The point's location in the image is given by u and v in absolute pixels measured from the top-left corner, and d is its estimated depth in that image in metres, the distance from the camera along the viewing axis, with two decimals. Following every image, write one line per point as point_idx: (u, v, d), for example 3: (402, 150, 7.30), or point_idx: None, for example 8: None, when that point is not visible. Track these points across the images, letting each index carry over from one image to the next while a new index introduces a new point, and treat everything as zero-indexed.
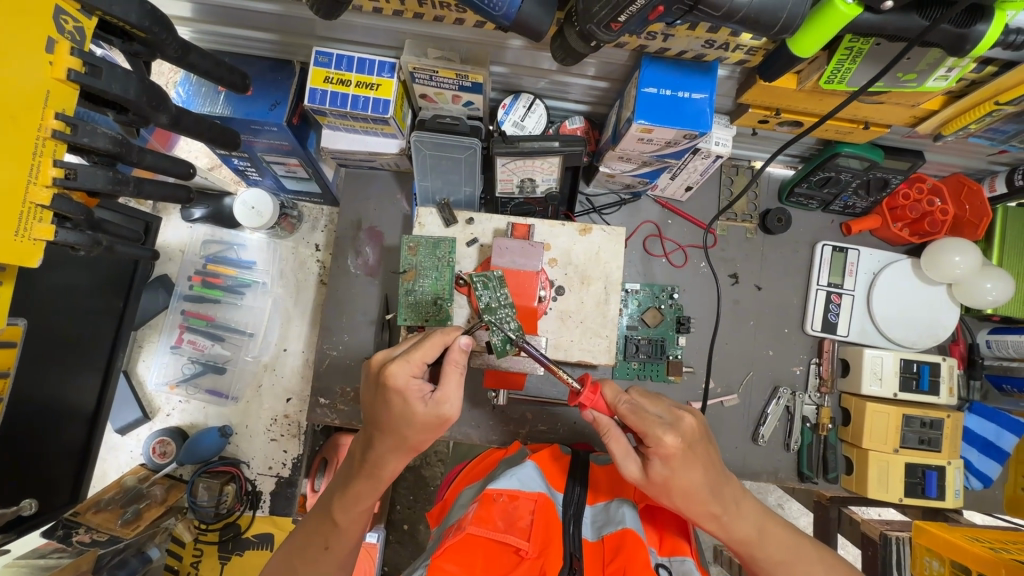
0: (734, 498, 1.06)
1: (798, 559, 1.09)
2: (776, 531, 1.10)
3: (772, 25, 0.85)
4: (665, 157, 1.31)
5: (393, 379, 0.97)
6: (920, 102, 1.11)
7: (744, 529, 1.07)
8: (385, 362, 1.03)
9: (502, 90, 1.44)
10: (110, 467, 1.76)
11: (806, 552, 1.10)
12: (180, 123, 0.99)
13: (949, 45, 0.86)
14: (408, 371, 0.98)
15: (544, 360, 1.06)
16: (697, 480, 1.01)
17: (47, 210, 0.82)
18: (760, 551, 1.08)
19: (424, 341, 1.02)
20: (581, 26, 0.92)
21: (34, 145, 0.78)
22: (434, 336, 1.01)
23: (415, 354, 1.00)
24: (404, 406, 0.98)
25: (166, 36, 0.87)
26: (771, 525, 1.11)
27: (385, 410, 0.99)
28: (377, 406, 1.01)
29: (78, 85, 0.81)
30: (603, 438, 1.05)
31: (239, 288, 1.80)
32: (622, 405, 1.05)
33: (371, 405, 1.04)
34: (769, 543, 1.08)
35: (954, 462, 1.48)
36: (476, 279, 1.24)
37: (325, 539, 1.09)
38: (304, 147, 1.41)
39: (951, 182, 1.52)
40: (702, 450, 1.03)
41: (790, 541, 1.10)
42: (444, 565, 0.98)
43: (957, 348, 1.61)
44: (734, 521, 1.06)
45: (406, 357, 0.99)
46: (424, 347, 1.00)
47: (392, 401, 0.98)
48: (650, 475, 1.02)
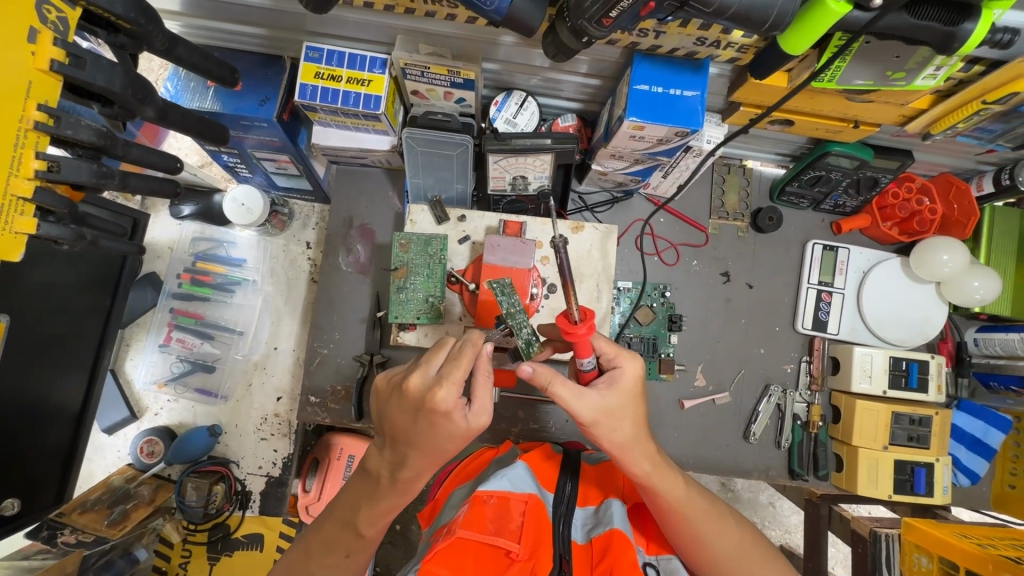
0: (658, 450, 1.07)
1: (722, 523, 1.08)
2: (707, 507, 1.08)
3: (763, 22, 0.85)
4: (657, 155, 1.31)
5: (442, 403, 0.89)
6: (909, 101, 1.12)
7: (673, 487, 1.05)
8: (422, 386, 0.92)
9: (494, 87, 1.43)
10: (98, 468, 1.74)
11: (725, 516, 1.10)
12: (166, 117, 0.98)
13: (937, 43, 0.86)
14: (454, 392, 0.89)
15: (567, 278, 0.92)
16: (632, 423, 1.01)
17: (29, 203, 0.81)
18: (690, 514, 1.05)
19: (457, 357, 0.92)
20: (573, 22, 0.91)
21: (16, 136, 0.77)
22: (469, 350, 0.92)
23: (454, 372, 0.91)
24: (447, 428, 0.91)
25: (153, 28, 0.86)
26: (704, 498, 1.10)
27: (429, 433, 0.92)
28: (417, 430, 0.92)
29: (62, 76, 0.80)
30: (548, 387, 0.96)
31: (229, 285, 1.78)
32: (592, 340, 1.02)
33: (401, 424, 0.94)
34: (695, 499, 1.07)
35: (942, 458, 1.50)
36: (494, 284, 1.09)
37: (347, 547, 1.04)
38: (295, 143, 1.40)
39: (940, 182, 1.53)
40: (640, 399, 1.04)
41: (710, 502, 1.10)
42: (435, 569, 0.97)
43: (946, 346, 1.62)
44: (666, 481, 1.05)
45: (448, 377, 0.90)
46: (462, 364, 0.91)
47: (438, 424, 0.90)
48: (598, 412, 0.98)
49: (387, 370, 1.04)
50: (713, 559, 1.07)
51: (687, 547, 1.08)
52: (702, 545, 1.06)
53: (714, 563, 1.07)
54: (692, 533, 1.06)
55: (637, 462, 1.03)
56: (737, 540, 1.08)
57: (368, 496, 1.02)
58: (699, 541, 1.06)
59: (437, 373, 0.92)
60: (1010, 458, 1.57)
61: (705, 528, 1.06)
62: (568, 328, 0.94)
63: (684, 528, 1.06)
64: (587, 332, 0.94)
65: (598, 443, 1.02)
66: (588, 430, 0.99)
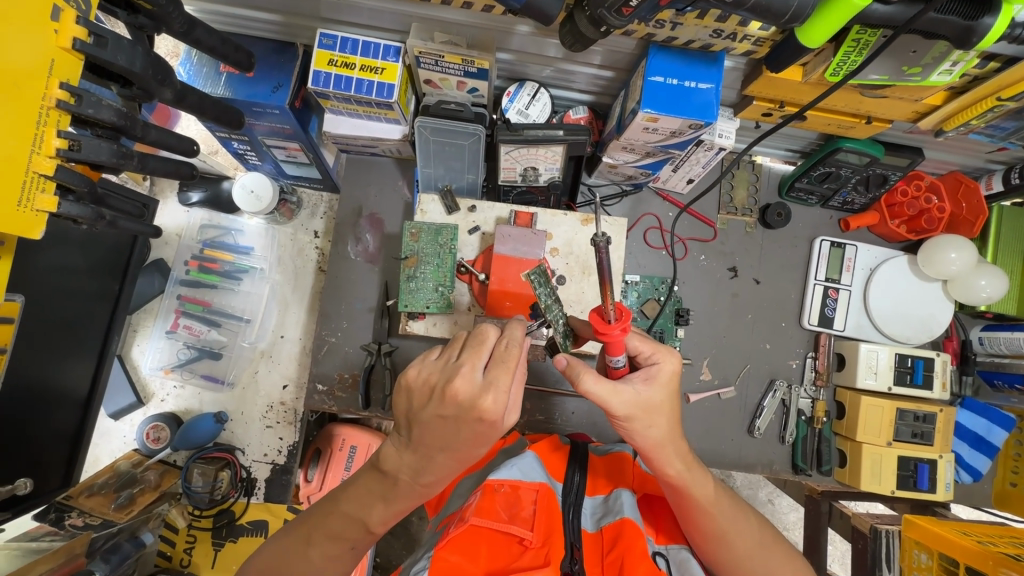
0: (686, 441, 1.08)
1: (744, 517, 1.10)
2: (731, 506, 1.10)
3: (783, 13, 0.85)
4: (669, 147, 1.31)
5: (492, 409, 0.87)
6: (922, 97, 1.12)
7: (703, 486, 1.05)
8: (469, 390, 0.88)
9: (506, 77, 1.43)
10: (102, 453, 1.74)
11: (746, 513, 1.12)
12: (184, 100, 0.98)
13: (956, 37, 0.86)
14: (503, 396, 0.88)
15: (607, 278, 0.86)
16: (665, 421, 1.00)
17: (50, 181, 0.80)
18: (717, 511, 1.06)
19: (506, 359, 0.90)
20: (591, 11, 0.91)
21: (38, 114, 0.76)
22: (516, 352, 0.91)
23: (502, 376, 0.89)
24: (487, 433, 0.91)
25: (172, 9, 0.86)
26: (727, 496, 1.11)
27: (470, 435, 0.90)
28: (455, 435, 0.90)
29: (82, 55, 0.79)
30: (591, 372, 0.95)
31: (237, 273, 1.78)
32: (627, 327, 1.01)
33: (438, 428, 0.91)
34: (719, 495, 1.08)
35: (945, 455, 1.50)
36: (534, 276, 1.06)
37: (353, 540, 1.05)
38: (306, 131, 1.40)
39: (948, 181, 1.54)
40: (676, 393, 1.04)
41: (731, 496, 1.12)
42: (448, 556, 0.99)
43: (951, 344, 1.63)
44: (698, 479, 1.05)
45: (496, 382, 0.88)
46: (510, 367, 0.90)
47: (483, 427, 0.89)
48: (637, 405, 0.97)
49: (416, 360, 0.96)
50: (739, 554, 1.08)
51: (712, 545, 1.09)
52: (725, 540, 1.07)
53: (739, 558, 1.08)
54: (718, 531, 1.07)
55: (666, 459, 1.02)
56: (757, 531, 1.10)
57: (378, 485, 1.02)
58: (723, 537, 1.07)
59: (483, 376, 0.89)
60: (1012, 456, 1.57)
61: (731, 524, 1.07)
62: (603, 327, 0.91)
63: (709, 526, 1.06)
64: (625, 330, 0.91)
65: (631, 437, 1.00)
66: (625, 424, 0.98)
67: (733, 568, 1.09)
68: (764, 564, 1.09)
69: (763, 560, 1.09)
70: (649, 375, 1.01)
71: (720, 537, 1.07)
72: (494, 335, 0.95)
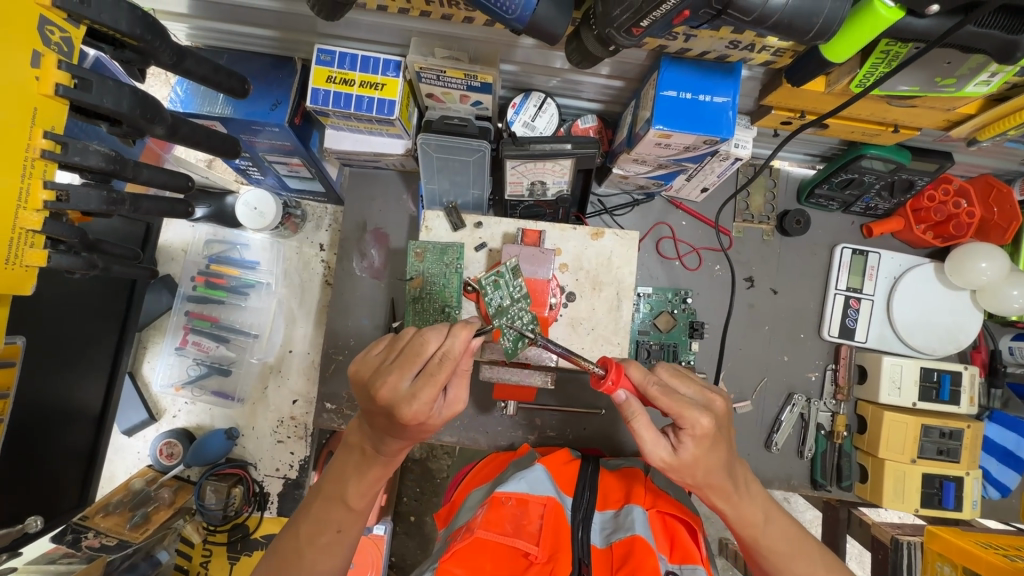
0: (743, 479, 1.04)
1: (807, 563, 1.05)
2: (781, 522, 1.08)
3: (806, 31, 0.79)
4: (682, 160, 1.26)
5: (413, 418, 0.87)
6: (956, 106, 1.05)
7: (751, 506, 1.04)
8: (393, 398, 0.88)
9: (511, 87, 1.38)
10: (118, 469, 1.76)
11: (810, 548, 1.07)
12: (176, 133, 0.94)
13: (997, 52, 0.80)
14: (427, 407, 0.87)
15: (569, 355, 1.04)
16: (706, 472, 0.97)
17: (38, 235, 0.79)
18: (765, 526, 1.05)
19: (434, 373, 0.87)
20: (599, 30, 0.86)
21: (23, 166, 0.74)
22: (446, 367, 0.87)
23: (427, 388, 0.87)
24: (423, 426, 0.92)
25: (159, 44, 0.82)
26: (775, 512, 1.08)
27: (404, 430, 0.92)
28: (391, 427, 0.92)
29: (67, 100, 0.77)
30: (630, 424, 0.95)
31: (243, 289, 1.77)
32: (651, 388, 0.95)
33: (377, 419, 0.94)
34: (774, 538, 1.05)
35: (972, 472, 1.45)
36: (484, 282, 1.22)
37: (338, 521, 1.03)
38: (307, 147, 1.36)
39: (978, 185, 1.45)
40: (726, 434, 0.99)
41: (796, 538, 1.07)
42: (453, 568, 0.98)
43: (978, 355, 1.57)
44: (743, 500, 1.03)
45: (419, 396, 0.87)
46: (436, 382, 0.87)
47: (411, 427, 0.91)
48: (673, 460, 0.97)
49: (360, 355, 0.97)
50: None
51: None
52: (783, 559, 1.05)
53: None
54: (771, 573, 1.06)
55: (713, 499, 1.02)
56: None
57: None
58: (782, 556, 1.05)
59: (410, 384, 0.88)
60: None
61: (785, 569, 1.04)
62: (597, 386, 0.96)
63: (760, 563, 1.07)
64: (611, 389, 0.94)
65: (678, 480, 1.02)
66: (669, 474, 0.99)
67: None
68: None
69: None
70: (688, 433, 0.94)
71: (777, 558, 1.05)
72: (434, 344, 0.90)
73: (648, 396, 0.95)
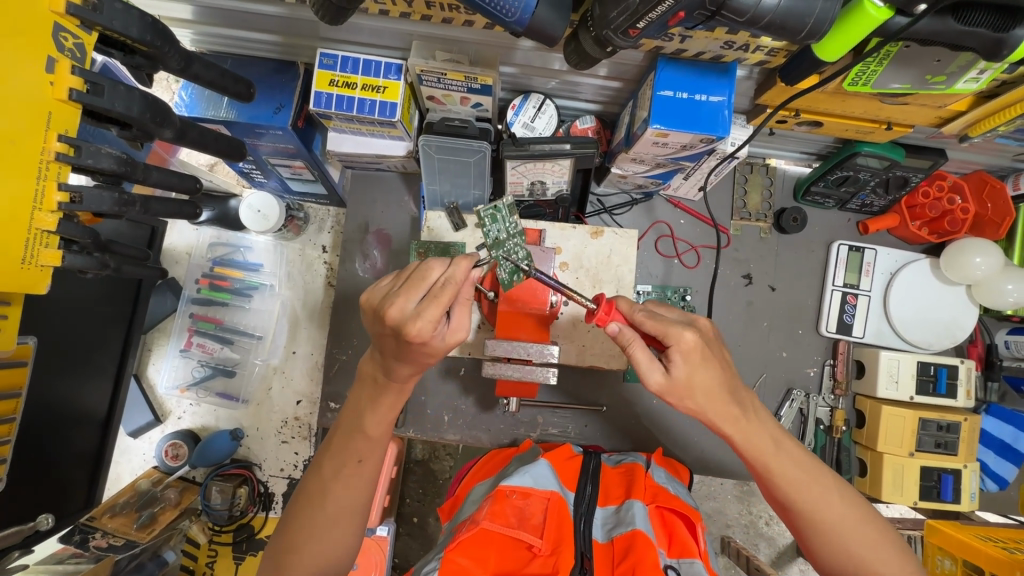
0: (751, 403, 0.98)
1: (822, 491, 0.99)
2: (795, 450, 1.01)
3: (799, 31, 0.81)
4: (680, 159, 1.28)
5: (417, 338, 0.86)
6: (948, 103, 1.07)
7: (763, 432, 0.98)
8: (400, 318, 0.87)
9: (510, 89, 1.40)
10: (124, 471, 1.77)
11: (826, 479, 1.01)
12: (184, 136, 0.96)
13: (985, 50, 0.82)
14: (431, 327, 0.86)
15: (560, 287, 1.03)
16: (706, 394, 0.93)
17: (52, 236, 0.81)
18: (780, 454, 0.99)
19: (439, 293, 0.86)
20: (597, 32, 0.88)
21: (38, 167, 0.76)
22: (450, 289, 0.87)
23: (432, 308, 0.86)
24: (428, 349, 0.91)
25: (169, 49, 0.84)
26: (788, 441, 1.02)
27: (409, 354, 0.91)
28: (399, 350, 0.92)
29: (80, 105, 0.79)
30: (625, 351, 0.92)
31: (247, 290, 1.79)
32: (638, 315, 0.96)
33: (386, 342, 0.94)
34: (787, 466, 0.99)
35: (970, 465, 1.46)
36: (484, 214, 1.28)
37: (358, 450, 1.05)
38: (310, 149, 1.38)
39: (972, 181, 1.46)
40: (717, 352, 0.95)
41: (812, 467, 1.01)
42: (457, 558, 1.01)
43: (975, 349, 1.58)
44: (753, 427, 0.97)
45: (423, 314, 0.86)
46: (440, 302, 0.86)
47: (416, 350, 0.90)
48: (668, 384, 0.92)
49: (370, 286, 0.98)
50: (815, 530, 1.00)
51: (783, 510, 1.03)
52: (799, 489, 0.99)
53: (814, 534, 1.00)
54: (784, 502, 1.01)
55: (720, 425, 0.96)
56: (836, 512, 0.99)
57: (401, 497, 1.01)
58: (798, 486, 0.99)
59: (416, 305, 0.87)
60: None
61: (800, 498, 0.99)
62: (591, 321, 0.97)
63: (774, 492, 1.01)
64: (603, 320, 0.95)
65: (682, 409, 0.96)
66: (669, 401, 0.94)
67: (812, 524, 0.99)
68: (841, 549, 0.98)
69: (839, 543, 0.98)
70: (676, 350, 0.91)
71: (792, 489, 0.99)
72: (438, 270, 0.90)
73: (637, 322, 0.95)
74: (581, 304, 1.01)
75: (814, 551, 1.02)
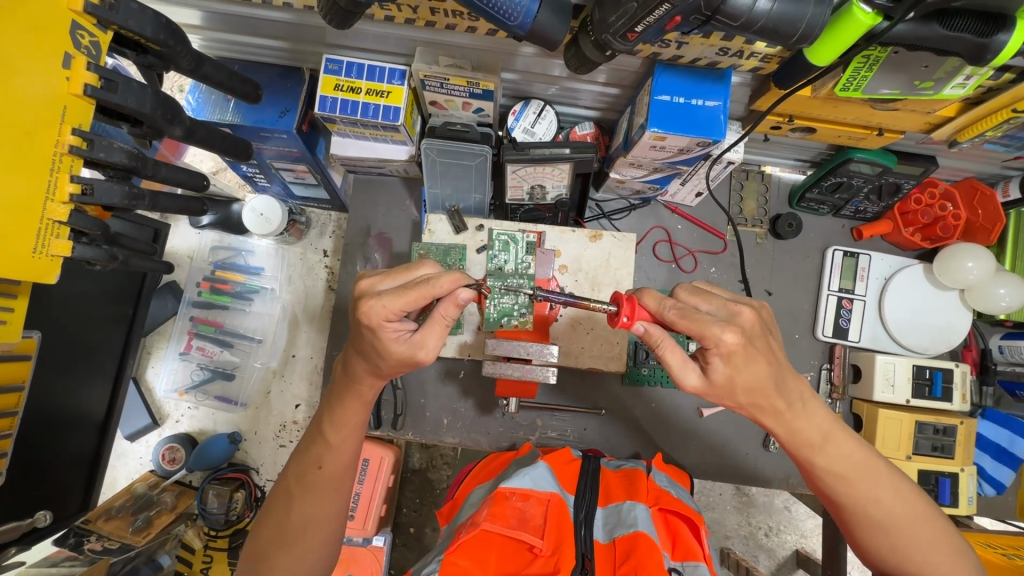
0: (801, 396, 0.95)
1: (870, 487, 0.99)
2: (844, 440, 0.99)
3: (790, 35, 0.84)
4: (676, 164, 1.31)
5: (366, 317, 0.90)
6: (936, 109, 1.10)
7: (812, 423, 0.96)
8: (365, 292, 0.95)
9: (511, 96, 1.43)
10: (120, 474, 1.76)
11: (876, 474, 1.00)
12: (193, 135, 0.98)
13: (969, 54, 0.85)
14: (385, 314, 0.90)
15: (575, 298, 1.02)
16: (748, 392, 0.90)
17: (64, 226, 0.84)
18: (828, 448, 0.98)
19: (409, 287, 0.90)
20: (596, 36, 0.91)
21: (52, 160, 0.79)
22: (421, 287, 0.90)
23: (395, 299, 0.90)
24: (378, 345, 0.93)
25: (180, 49, 0.87)
26: (838, 431, 0.99)
27: (362, 341, 0.95)
28: (356, 335, 0.96)
29: (93, 100, 0.81)
30: (655, 352, 0.91)
31: (248, 294, 1.79)
32: (669, 313, 0.90)
33: (351, 327, 0.98)
34: (834, 460, 0.98)
35: (967, 468, 1.47)
36: (496, 237, 1.37)
37: (318, 457, 1.05)
38: (313, 153, 1.40)
39: (963, 188, 1.49)
40: (764, 345, 0.89)
41: (862, 461, 0.99)
42: (458, 560, 1.01)
43: (970, 354, 1.60)
44: (800, 421, 0.95)
45: (383, 298, 0.90)
46: (406, 296, 0.90)
47: (367, 337, 0.93)
48: (708, 385, 0.91)
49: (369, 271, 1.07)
50: (861, 521, 1.01)
51: (830, 502, 1.05)
52: (848, 484, 0.99)
53: (858, 526, 1.02)
54: (831, 496, 1.02)
55: (763, 420, 0.95)
56: (884, 508, 0.99)
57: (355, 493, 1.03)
58: (847, 480, 0.99)
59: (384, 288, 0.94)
60: None
61: (847, 490, 0.99)
62: (616, 324, 0.97)
63: (820, 485, 1.02)
64: (628, 323, 0.94)
65: (724, 405, 0.96)
66: (709, 400, 0.93)
67: (859, 516, 1.00)
68: (885, 541, 1.00)
69: (885, 537, 1.00)
70: (715, 352, 0.87)
71: (840, 481, 0.99)
72: (426, 271, 0.99)
73: (667, 321, 0.91)
74: (602, 311, 1.00)
75: (859, 540, 1.04)
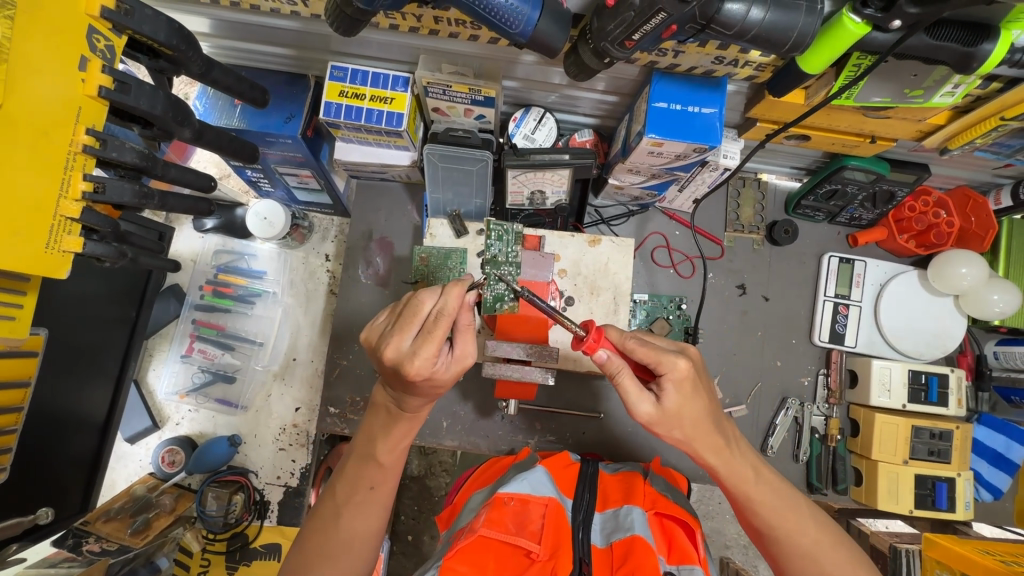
0: (734, 432, 1.02)
1: (798, 520, 1.01)
2: (771, 477, 1.04)
3: (783, 44, 0.87)
4: (673, 170, 1.33)
5: (417, 375, 0.89)
6: (927, 117, 1.13)
7: (740, 457, 1.01)
8: (397, 357, 0.91)
9: (512, 103, 1.46)
10: (120, 477, 1.77)
11: (801, 508, 1.03)
12: (201, 137, 1.01)
13: (956, 63, 0.88)
14: (429, 363, 0.89)
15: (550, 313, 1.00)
16: (694, 422, 0.94)
17: (75, 223, 0.86)
18: (756, 481, 1.01)
19: (432, 330, 0.89)
20: (594, 43, 0.93)
21: (66, 159, 0.82)
22: (442, 322, 0.89)
23: (427, 345, 0.89)
24: (434, 383, 0.94)
25: (191, 53, 0.90)
26: (765, 468, 1.04)
27: (415, 389, 0.94)
28: (401, 386, 0.95)
29: (107, 101, 0.84)
30: (613, 380, 0.94)
31: (249, 297, 1.81)
32: (628, 343, 0.97)
33: (391, 379, 0.96)
34: (764, 493, 1.00)
35: (963, 473, 1.48)
36: (492, 228, 1.34)
37: (370, 478, 1.06)
38: (318, 159, 1.43)
39: (956, 195, 1.53)
40: (704, 385, 0.98)
41: (786, 495, 1.03)
42: (456, 566, 1.01)
43: (965, 359, 1.62)
44: (735, 456, 1.00)
45: (419, 352, 0.89)
46: (435, 338, 0.89)
47: (419, 385, 0.92)
48: (658, 413, 0.94)
49: (369, 323, 1.02)
50: (793, 555, 1.00)
51: (760, 540, 1.05)
52: (777, 517, 1.00)
53: (791, 561, 1.01)
54: (763, 531, 1.02)
55: (703, 453, 0.98)
56: (812, 538, 1.00)
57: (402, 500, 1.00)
58: (775, 513, 1.00)
59: (411, 344, 0.91)
60: None
61: (777, 525, 1.00)
62: (580, 347, 0.95)
63: (752, 520, 1.02)
64: (593, 347, 0.93)
65: (667, 438, 0.98)
66: (655, 430, 0.96)
67: (790, 550, 1.00)
68: None
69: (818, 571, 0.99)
70: (668, 378, 0.93)
71: (770, 517, 1.00)
72: (429, 303, 0.92)
73: (627, 351, 0.96)
74: (568, 329, 0.97)
75: None
